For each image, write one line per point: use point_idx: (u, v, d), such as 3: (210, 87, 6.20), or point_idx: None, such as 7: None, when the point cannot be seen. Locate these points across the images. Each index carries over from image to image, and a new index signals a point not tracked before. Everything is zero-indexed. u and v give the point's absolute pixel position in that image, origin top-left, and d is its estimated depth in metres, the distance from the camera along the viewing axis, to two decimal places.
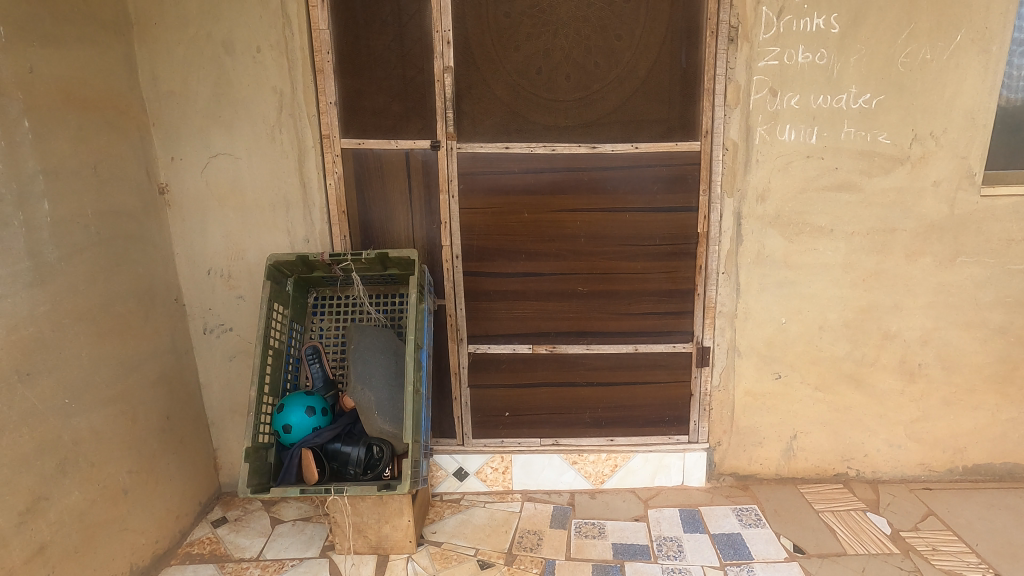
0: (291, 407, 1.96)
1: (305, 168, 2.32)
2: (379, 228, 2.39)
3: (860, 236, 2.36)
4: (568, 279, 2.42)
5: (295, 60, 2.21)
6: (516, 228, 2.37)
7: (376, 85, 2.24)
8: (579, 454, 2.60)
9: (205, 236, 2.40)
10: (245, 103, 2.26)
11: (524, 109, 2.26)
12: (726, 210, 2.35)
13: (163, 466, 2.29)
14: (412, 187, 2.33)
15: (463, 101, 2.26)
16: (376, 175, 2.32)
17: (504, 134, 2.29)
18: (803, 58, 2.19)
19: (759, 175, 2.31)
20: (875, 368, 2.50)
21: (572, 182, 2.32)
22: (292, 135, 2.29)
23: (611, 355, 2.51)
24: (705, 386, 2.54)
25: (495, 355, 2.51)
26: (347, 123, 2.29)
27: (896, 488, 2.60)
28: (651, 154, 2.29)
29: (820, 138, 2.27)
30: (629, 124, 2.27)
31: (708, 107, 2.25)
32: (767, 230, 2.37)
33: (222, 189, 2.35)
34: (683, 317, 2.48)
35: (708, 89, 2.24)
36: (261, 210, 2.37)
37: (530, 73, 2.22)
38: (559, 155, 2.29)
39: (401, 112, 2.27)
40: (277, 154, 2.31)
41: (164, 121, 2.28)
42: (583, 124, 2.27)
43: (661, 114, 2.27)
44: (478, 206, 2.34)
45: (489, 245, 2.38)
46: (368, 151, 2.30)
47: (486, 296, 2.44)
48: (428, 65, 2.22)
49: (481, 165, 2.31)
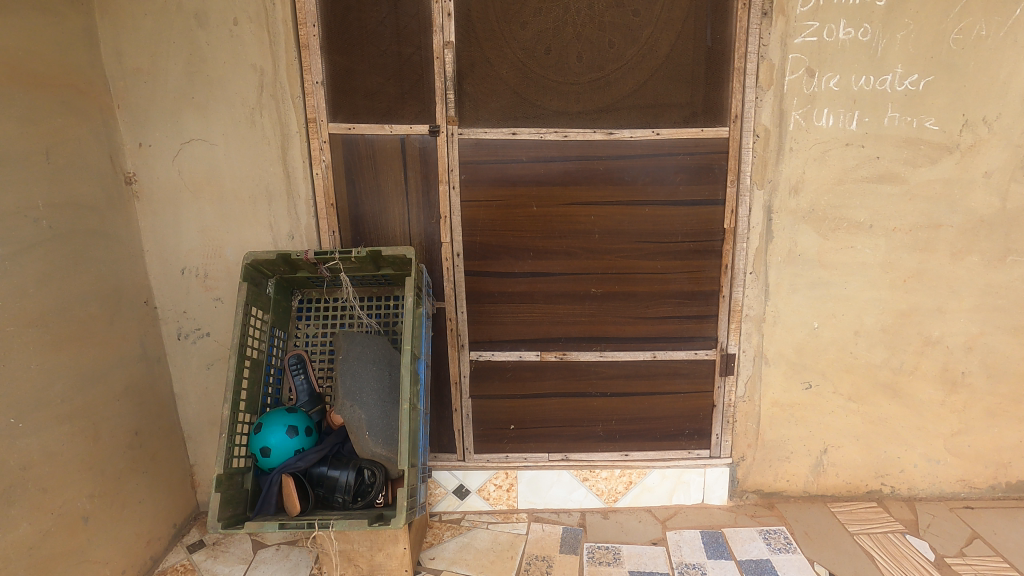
0: (271, 426, 1.67)
1: (289, 156, 2.08)
2: (371, 223, 2.14)
3: (901, 233, 2.15)
4: (581, 280, 2.19)
5: (276, 34, 1.98)
6: (522, 223, 2.13)
7: (368, 63, 2.01)
8: (590, 470, 2.38)
9: (178, 231, 2.16)
10: (220, 84, 2.02)
11: (532, 92, 2.03)
12: (755, 204, 2.12)
13: (130, 487, 2.06)
14: (408, 177, 2.10)
15: (465, 81, 2.03)
16: (368, 164, 2.09)
17: (510, 120, 2.05)
18: (843, 34, 1.96)
19: (793, 164, 2.08)
20: (914, 378, 2.30)
21: (585, 172, 2.08)
22: (274, 119, 2.05)
23: (627, 363, 2.28)
24: (729, 397, 2.32)
25: (499, 363, 2.28)
26: (335, 106, 2.05)
27: (935, 507, 2.38)
28: (672, 141, 2.06)
29: (861, 124, 2.05)
30: (649, 108, 2.04)
31: (737, 88, 2.02)
32: (799, 226, 2.15)
33: (196, 179, 2.11)
34: (705, 321, 2.24)
35: (737, 69, 2.01)
36: (240, 202, 2.13)
37: (538, 52, 1.99)
38: (572, 142, 2.06)
39: (396, 93, 2.03)
40: (258, 140, 2.07)
41: (130, 103, 2.03)
42: (597, 109, 2.04)
43: (684, 96, 2.03)
44: (483, 199, 2.11)
45: (494, 242, 2.15)
46: (359, 137, 2.07)
47: (490, 298, 2.21)
48: (426, 39, 1.99)
49: (484, 153, 2.07)
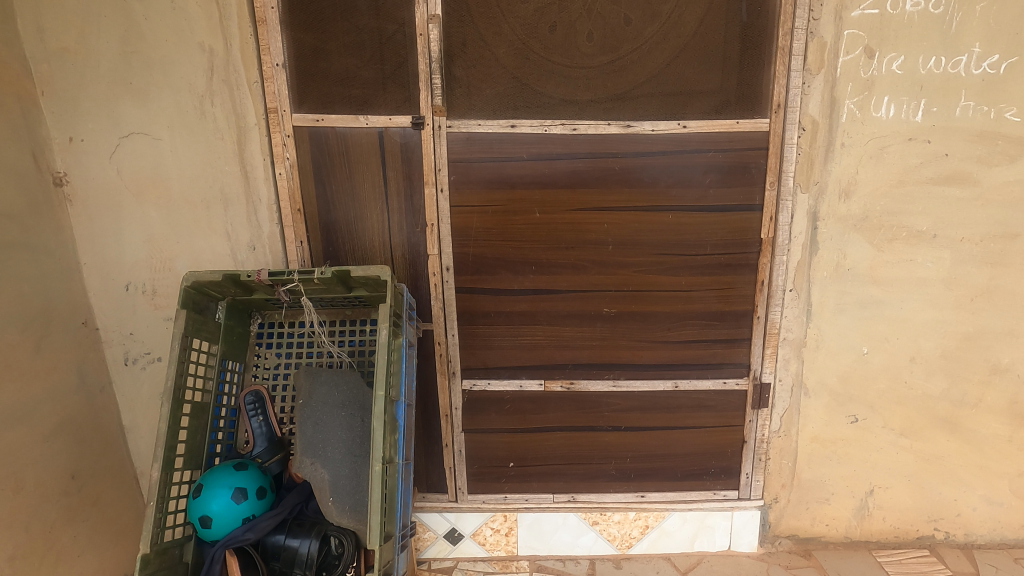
0: (213, 490, 1.35)
1: (246, 153, 1.76)
2: (345, 231, 1.82)
3: (970, 243, 1.82)
4: (591, 298, 1.88)
5: (227, 7, 1.65)
6: (523, 231, 1.81)
7: (338, 41, 1.67)
8: (601, 513, 2.08)
9: (120, 241, 1.84)
10: (163, 66, 1.69)
11: (534, 77, 1.70)
12: (797, 210, 1.79)
13: (66, 541, 1.76)
14: (388, 178, 1.77)
15: (455, 63, 1.69)
16: (340, 163, 1.76)
17: (508, 110, 1.72)
18: (910, 5, 1.62)
19: (844, 163, 1.75)
20: (977, 411, 1.98)
21: (597, 172, 1.75)
22: (227, 108, 1.72)
23: (644, 394, 1.97)
24: (762, 432, 2.01)
25: (497, 393, 1.97)
26: (300, 93, 1.71)
27: (996, 557, 2.08)
28: (701, 135, 1.72)
29: (927, 115, 1.71)
30: (674, 96, 1.70)
31: (781, 71, 1.68)
32: (849, 236, 1.82)
33: (139, 180, 1.79)
34: (736, 346, 1.93)
35: (782, 48, 1.67)
36: (192, 207, 1.81)
37: (542, 29, 1.67)
38: (582, 136, 1.73)
39: (373, 78, 1.70)
40: (209, 134, 1.74)
41: (56, 89, 1.71)
42: (611, 97, 1.71)
43: (717, 81, 1.69)
44: (476, 203, 1.79)
45: (489, 254, 1.84)
46: (329, 130, 1.74)
47: (485, 319, 1.90)
48: (408, 12, 1.65)
49: (477, 149, 1.74)
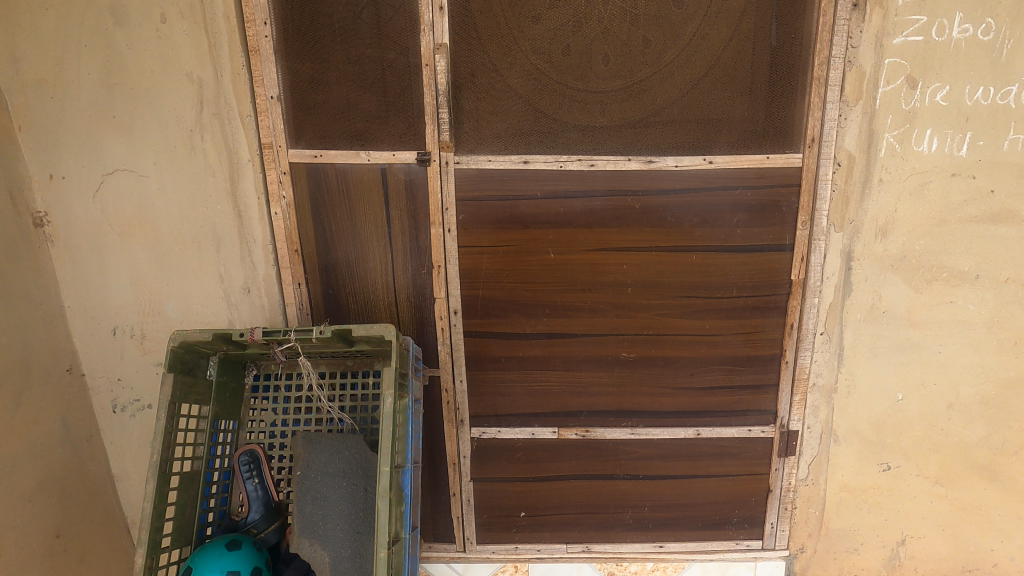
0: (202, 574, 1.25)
1: (239, 191, 1.64)
2: (345, 273, 1.70)
3: (1015, 284, 1.70)
4: (608, 342, 1.76)
5: (217, 35, 1.52)
6: (536, 273, 1.70)
7: (337, 71, 1.55)
8: (617, 564, 1.98)
9: (106, 283, 1.72)
10: (148, 98, 1.57)
11: (549, 109, 1.57)
12: (830, 249, 1.67)
13: None
14: (391, 217, 1.65)
15: (463, 94, 1.57)
16: (340, 201, 1.64)
17: (520, 144, 1.60)
18: (957, 32, 1.49)
19: (881, 200, 1.63)
20: (1018, 458, 1.86)
21: (615, 210, 1.63)
22: (218, 143, 1.60)
23: (664, 441, 1.85)
24: (788, 480, 1.89)
25: (507, 441, 1.86)
26: (296, 127, 1.59)
27: None
28: (729, 172, 1.60)
29: (973, 149, 1.58)
30: (700, 129, 1.58)
31: (815, 103, 1.55)
32: (885, 277, 1.70)
33: (125, 219, 1.67)
34: (762, 391, 1.81)
35: (817, 78, 1.54)
36: (182, 247, 1.69)
37: (557, 58, 1.54)
38: (600, 173, 1.61)
39: (375, 110, 1.57)
40: (199, 170, 1.62)
41: (34, 123, 1.58)
42: (632, 131, 1.59)
43: (746, 113, 1.57)
44: (485, 243, 1.67)
45: (500, 297, 1.72)
46: (328, 166, 1.61)
47: (495, 364, 1.79)
48: (413, 41, 1.53)
49: (488, 186, 1.62)
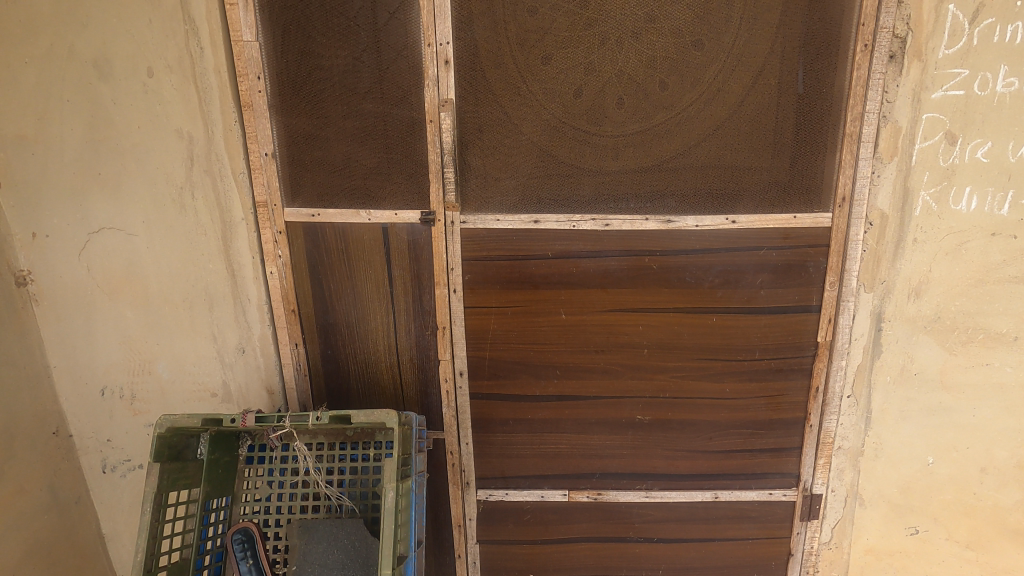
0: None
1: (233, 250, 1.56)
2: (345, 334, 1.62)
3: None
4: (623, 405, 1.67)
5: (207, 89, 1.43)
6: (547, 334, 1.60)
7: (337, 127, 1.47)
8: None
9: (94, 344, 1.64)
10: (135, 155, 1.47)
11: (560, 166, 1.49)
12: (860, 310, 1.57)
13: None
14: (394, 277, 1.56)
15: (470, 151, 1.48)
16: (339, 260, 1.56)
17: (530, 202, 1.51)
18: (1002, 85, 1.38)
19: (916, 260, 1.52)
20: None
21: (631, 271, 1.54)
22: (210, 200, 1.51)
23: (680, 505, 1.76)
24: (810, 544, 1.80)
25: (515, 503, 1.77)
26: (294, 185, 1.51)
27: None
28: (752, 232, 1.50)
29: (1016, 207, 1.47)
30: (721, 187, 1.49)
31: (846, 160, 1.45)
32: (918, 338, 1.59)
33: (112, 279, 1.58)
34: (783, 454, 1.72)
35: (849, 133, 1.44)
36: (174, 307, 1.60)
37: (570, 113, 1.45)
38: (615, 232, 1.52)
39: (377, 168, 1.49)
40: (190, 229, 1.53)
41: (13, 179, 1.48)
42: (649, 189, 1.49)
43: (772, 170, 1.47)
44: (493, 303, 1.58)
45: (509, 358, 1.63)
46: (327, 225, 1.53)
47: (502, 426, 1.70)
48: (417, 96, 1.44)
49: (495, 245, 1.53)
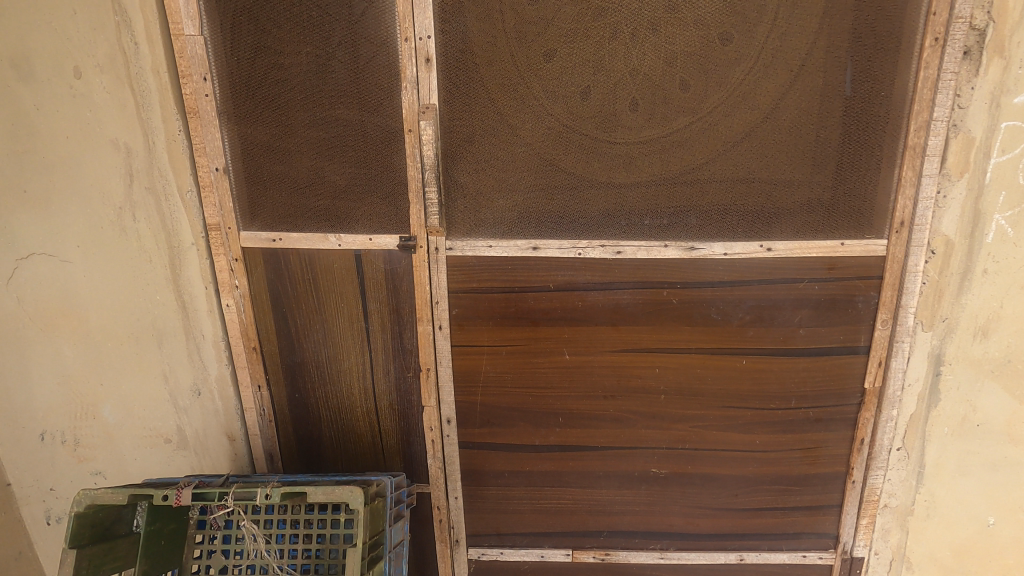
0: None
1: (183, 279, 1.34)
2: (316, 375, 1.41)
3: None
4: (635, 457, 1.45)
5: (147, 93, 1.22)
6: (548, 377, 1.38)
7: (301, 137, 1.25)
8: None
9: (29, 384, 1.43)
10: (66, 170, 1.26)
11: (564, 184, 1.26)
12: (916, 352, 1.33)
13: None
14: (370, 312, 1.34)
15: (458, 165, 1.26)
16: (306, 293, 1.34)
17: (529, 226, 1.28)
18: None
19: (984, 292, 1.27)
20: None
21: (647, 306, 1.32)
22: (154, 223, 1.30)
23: (699, 568, 1.53)
24: None
25: (510, 564, 1.55)
26: (252, 205, 1.29)
27: None
28: (791, 261, 1.27)
29: None
30: (755, 209, 1.25)
31: (906, 177, 1.21)
32: (983, 382, 1.34)
33: (46, 311, 1.36)
34: (820, 512, 1.48)
35: (911, 146, 1.20)
36: (118, 343, 1.39)
37: (576, 121, 1.22)
38: (629, 261, 1.29)
39: (348, 185, 1.27)
40: (133, 254, 1.32)
41: None
42: (669, 210, 1.26)
43: (816, 189, 1.24)
44: (485, 342, 1.36)
45: (504, 404, 1.41)
46: (292, 251, 1.31)
47: (496, 479, 1.48)
48: (394, 101, 1.22)
49: (488, 276, 1.31)
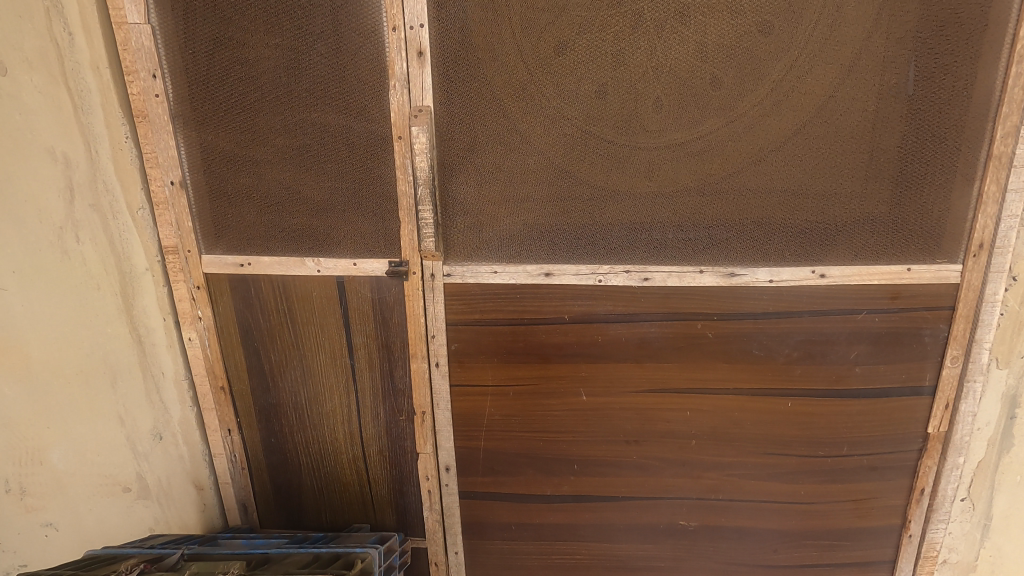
0: None
1: (136, 309, 1.16)
2: (294, 417, 1.23)
3: None
4: (660, 508, 1.26)
5: (86, 93, 1.04)
6: (561, 420, 1.20)
7: (271, 146, 1.06)
8: None
9: None
10: None
11: (581, 199, 1.07)
12: (989, 393, 1.15)
13: None
14: (355, 347, 1.16)
15: (456, 177, 1.07)
16: (281, 325, 1.16)
17: (539, 248, 1.10)
18: None
19: None
20: None
21: (678, 340, 1.13)
22: (101, 243, 1.10)
23: None
24: None
25: None
26: (217, 225, 1.13)
27: None
28: (846, 289, 1.09)
29: None
30: (806, 228, 1.07)
31: (989, 192, 1.02)
32: None
33: None
34: (870, 570, 1.30)
35: (997, 154, 1.00)
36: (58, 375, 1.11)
37: (595, 125, 1.03)
38: (657, 289, 1.11)
39: (326, 201, 1.08)
40: (76, 273, 1.09)
41: None
42: (704, 230, 1.08)
43: (878, 204, 1.05)
44: (489, 381, 1.17)
45: (510, 451, 1.23)
46: (263, 278, 1.14)
47: (500, 533, 1.29)
48: (380, 102, 1.03)
49: (492, 307, 1.13)
